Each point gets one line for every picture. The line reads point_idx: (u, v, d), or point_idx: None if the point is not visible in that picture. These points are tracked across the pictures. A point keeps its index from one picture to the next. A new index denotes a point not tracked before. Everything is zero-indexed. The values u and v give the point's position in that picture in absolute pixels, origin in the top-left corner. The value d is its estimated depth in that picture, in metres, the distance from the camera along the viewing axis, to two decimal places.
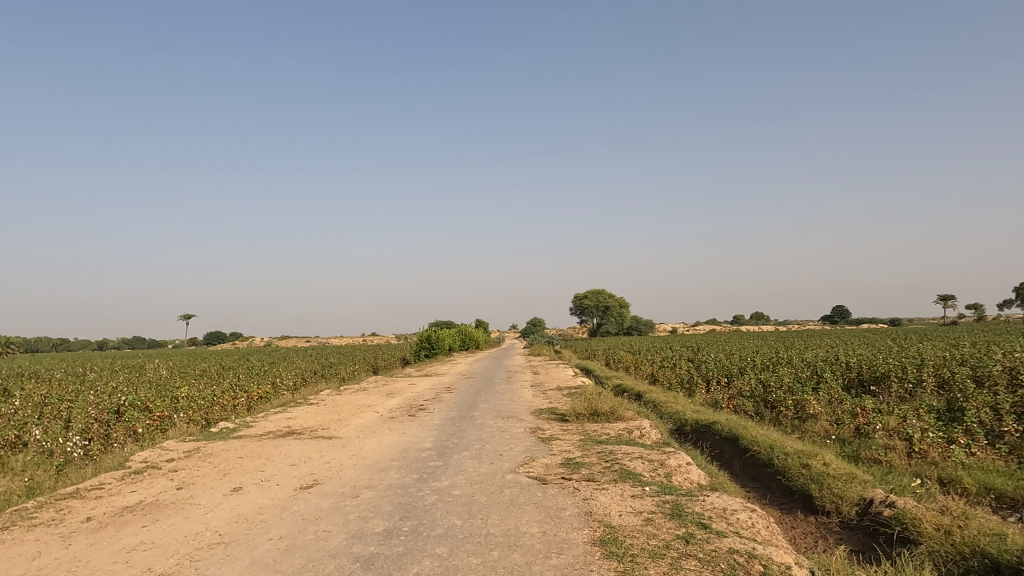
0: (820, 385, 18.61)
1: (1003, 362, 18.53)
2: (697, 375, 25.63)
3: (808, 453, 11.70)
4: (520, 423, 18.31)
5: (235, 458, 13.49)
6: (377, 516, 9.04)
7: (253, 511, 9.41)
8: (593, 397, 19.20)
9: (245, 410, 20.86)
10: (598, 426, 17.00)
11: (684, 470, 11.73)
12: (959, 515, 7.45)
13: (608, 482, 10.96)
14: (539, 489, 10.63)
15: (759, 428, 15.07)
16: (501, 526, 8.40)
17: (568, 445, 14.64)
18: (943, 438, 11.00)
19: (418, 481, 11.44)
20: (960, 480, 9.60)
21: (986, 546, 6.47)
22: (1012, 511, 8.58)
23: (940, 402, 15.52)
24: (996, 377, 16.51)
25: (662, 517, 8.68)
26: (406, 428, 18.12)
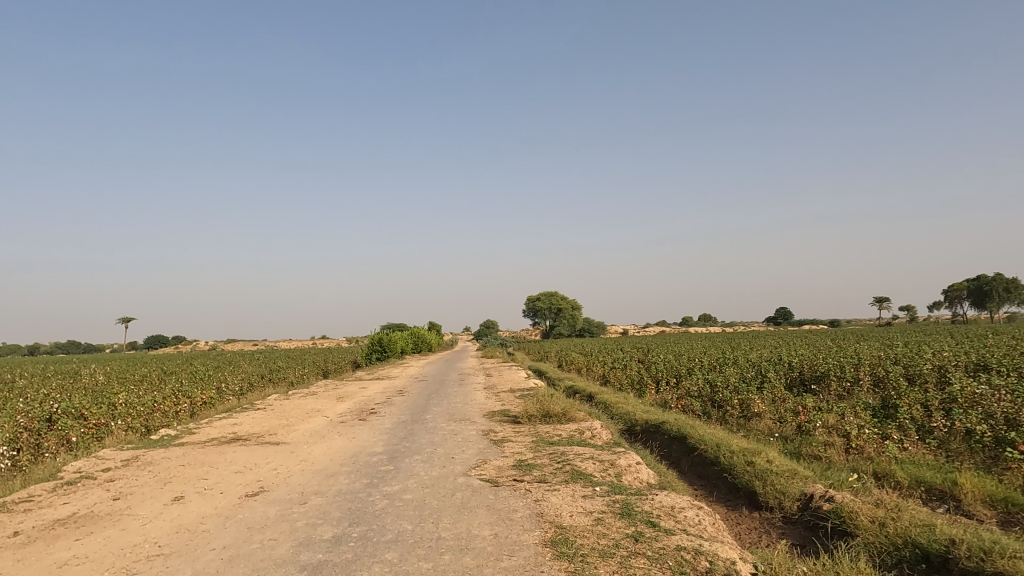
0: (766, 382, 13.89)
1: (936, 360, 14.09)
2: (656, 362, 20.38)
3: (753, 451, 8.85)
4: (475, 425, 13.38)
5: (386, 419, 14.87)
6: (328, 522, 6.50)
7: (448, 449, 10.90)
8: (547, 398, 14.06)
9: (336, 392, 22.11)
10: (552, 428, 12.44)
11: (635, 469, 8.93)
12: (894, 506, 5.92)
13: (559, 483, 8.25)
14: (492, 490, 8.00)
15: (740, 377, 14.77)
16: (453, 530, 6.08)
17: (522, 447, 10.84)
18: (877, 433, 8.37)
19: (369, 485, 8.45)
20: (903, 472, 7.17)
21: (919, 535, 5.14)
22: (942, 502, 6.41)
23: (874, 399, 11.54)
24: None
25: (612, 516, 6.58)
26: (463, 407, 16.51)
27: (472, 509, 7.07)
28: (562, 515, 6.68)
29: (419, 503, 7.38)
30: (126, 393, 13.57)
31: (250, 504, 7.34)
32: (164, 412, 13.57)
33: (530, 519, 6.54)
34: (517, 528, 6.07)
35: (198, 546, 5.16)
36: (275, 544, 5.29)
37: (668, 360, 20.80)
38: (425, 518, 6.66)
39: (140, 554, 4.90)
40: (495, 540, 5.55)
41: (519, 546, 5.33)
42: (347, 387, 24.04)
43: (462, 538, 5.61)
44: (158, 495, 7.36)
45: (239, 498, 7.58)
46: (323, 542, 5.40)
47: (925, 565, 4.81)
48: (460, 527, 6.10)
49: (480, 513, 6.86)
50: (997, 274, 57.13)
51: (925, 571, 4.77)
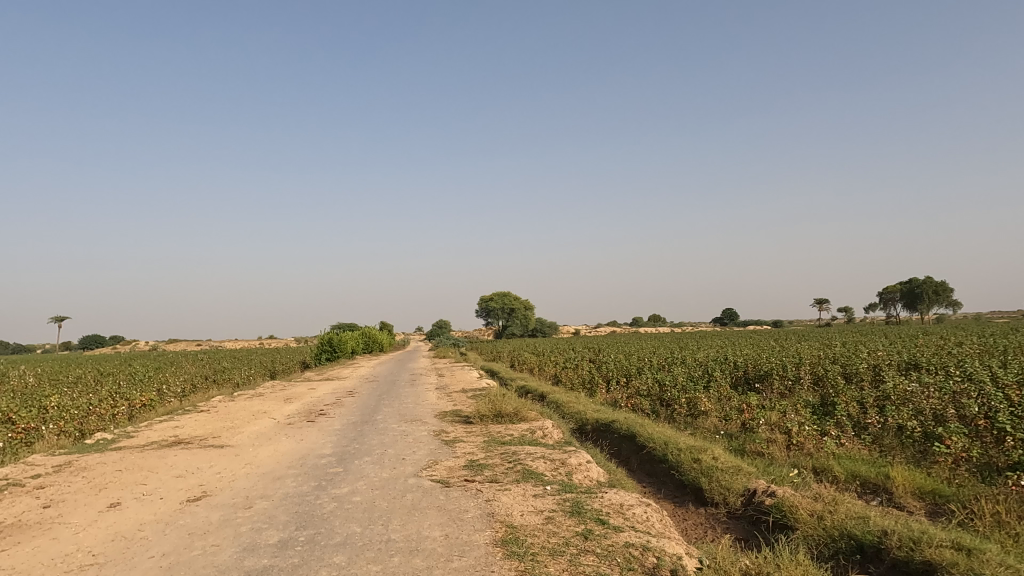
0: (712, 381, 14.27)
1: (871, 358, 14.83)
2: (605, 361, 20.67)
3: (700, 448, 9.02)
4: (426, 426, 13.26)
5: (336, 420, 14.63)
6: (274, 527, 6.32)
7: (400, 449, 10.81)
8: (499, 398, 13.92)
9: (282, 393, 21.52)
10: (503, 429, 12.43)
11: (585, 468, 9.00)
12: (831, 500, 6.13)
13: (511, 483, 8.24)
14: (443, 491, 7.92)
15: (687, 376, 15.15)
16: (403, 530, 6.00)
17: (473, 447, 10.81)
18: (816, 429, 8.70)
19: (317, 489, 8.24)
20: (841, 467, 7.43)
21: (855, 527, 5.32)
22: (875, 495, 6.69)
23: (814, 396, 12.05)
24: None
25: (563, 515, 6.63)
26: (414, 407, 16.30)
27: (423, 508, 7.03)
28: (514, 514, 6.70)
29: (368, 504, 7.27)
30: (54, 396, 12.83)
31: (190, 510, 7.07)
32: (99, 416, 12.93)
33: (482, 518, 6.57)
34: (470, 528, 6.06)
35: (138, 555, 4.91)
36: (218, 550, 5.12)
37: (618, 359, 21.08)
38: (376, 519, 6.59)
39: (73, 564, 4.68)
40: (448, 540, 5.52)
41: (468, 546, 5.31)
42: (293, 387, 23.40)
43: (412, 539, 5.56)
44: (92, 502, 7.03)
45: (178, 504, 7.29)
46: (269, 545, 5.24)
47: (860, 556, 4.99)
48: (411, 527, 6.06)
49: (431, 513, 6.83)
50: (927, 275, 59.96)
51: (859, 561, 4.94)
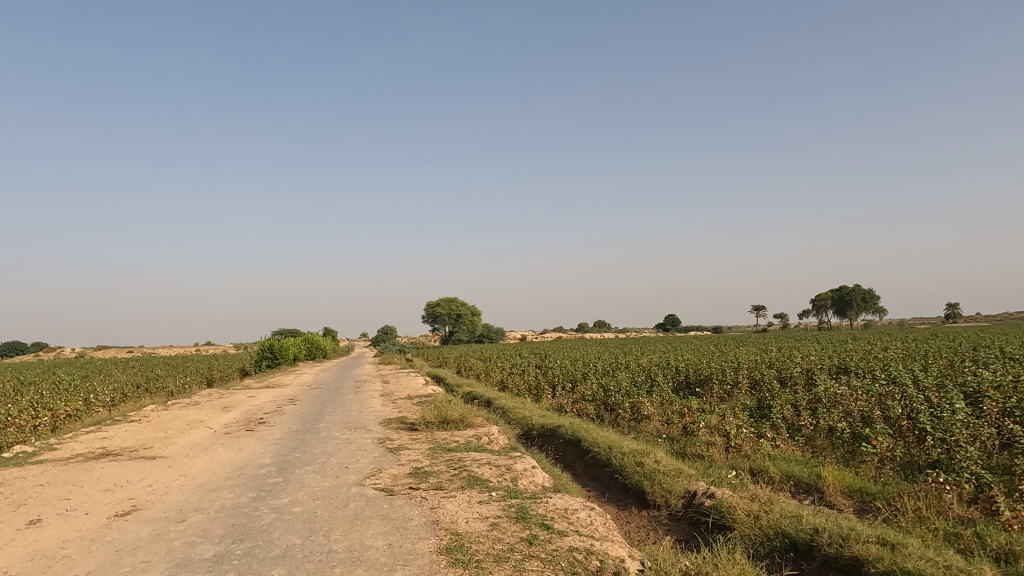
0: (652, 383, 14.09)
1: (804, 365, 15.50)
2: (550, 366, 20.46)
3: (645, 451, 7.50)
4: (371, 416, 12.07)
5: (280, 410, 14.10)
6: (212, 527, 5.13)
7: (346, 432, 10.03)
8: (444, 403, 10.83)
9: (218, 396, 20.13)
10: (448, 433, 9.72)
11: (532, 472, 7.11)
12: (766, 497, 5.43)
13: (456, 489, 6.31)
14: (386, 499, 5.92)
15: (628, 379, 14.84)
16: (346, 531, 4.94)
17: (419, 454, 8.18)
18: (754, 431, 8.16)
19: (255, 480, 6.92)
20: (776, 468, 6.83)
21: (788, 526, 4.70)
22: (807, 494, 6.19)
23: (751, 401, 12.09)
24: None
25: (495, 514, 5.43)
26: (364, 401, 15.30)
27: (363, 480, 6.75)
28: (459, 521, 5.16)
29: (318, 474, 7.06)
30: None
31: (119, 510, 5.83)
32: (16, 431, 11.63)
33: (429, 526, 5.01)
34: (403, 507, 5.64)
35: (48, 544, 4.87)
36: (147, 567, 4.23)
37: (562, 362, 21.07)
38: (324, 490, 6.32)
39: None
40: (384, 519, 5.25)
41: (410, 530, 4.90)
42: (231, 392, 21.91)
43: (355, 518, 5.26)
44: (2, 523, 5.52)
45: (109, 504, 6.06)
46: (199, 524, 5.22)
47: (793, 554, 4.46)
48: (345, 505, 5.70)
49: (368, 486, 6.49)
50: (855, 284, 63.53)
51: (793, 560, 4.42)
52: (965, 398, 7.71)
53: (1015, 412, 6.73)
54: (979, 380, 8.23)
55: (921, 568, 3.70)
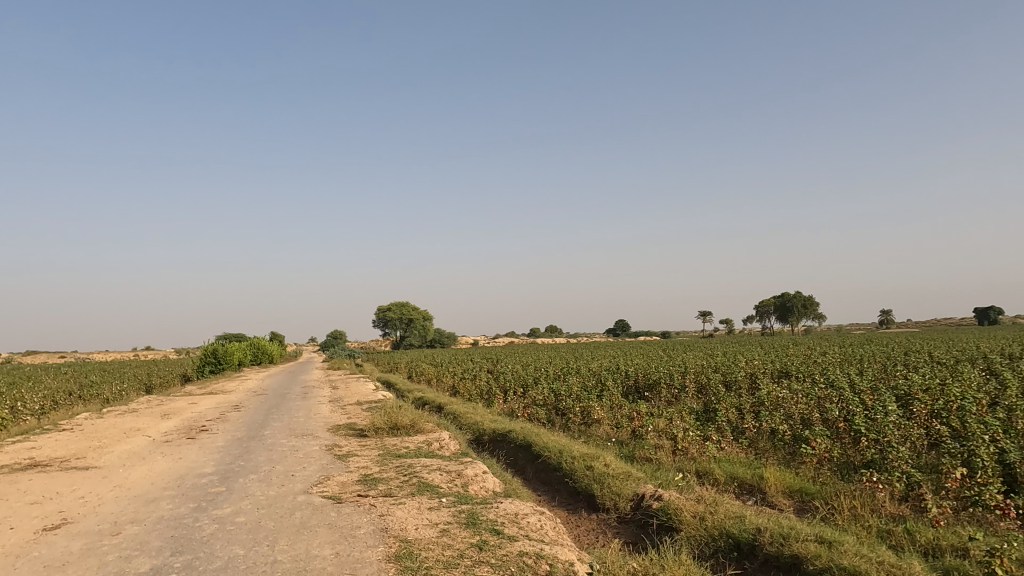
0: (602, 387, 14.27)
1: (748, 370, 15.97)
2: (501, 370, 20.50)
3: (594, 455, 7.61)
4: (320, 423, 11.82)
5: (223, 417, 13.65)
6: (148, 540, 4.91)
7: (293, 439, 9.80)
8: (395, 409, 10.69)
9: (157, 403, 19.33)
10: (399, 439, 9.59)
11: (483, 477, 7.10)
12: (711, 499, 5.56)
13: (405, 495, 6.23)
14: (334, 507, 5.80)
15: (580, 383, 14.91)
16: (291, 541, 4.81)
17: (368, 460, 8.06)
18: (700, 434, 8.35)
19: (196, 490, 6.67)
20: (721, 470, 7.00)
21: (733, 526, 4.83)
22: (750, 495, 6.36)
23: (698, 404, 12.37)
24: (997, 355, 14.03)
25: (445, 521, 5.39)
26: (312, 407, 14.97)
27: (310, 488, 6.59)
28: (408, 528, 5.10)
29: (262, 482, 6.87)
30: None
31: (44, 524, 5.52)
32: None
33: (378, 534, 4.94)
34: (351, 515, 5.53)
35: None
36: None
37: (514, 368, 21.07)
38: (269, 498, 6.16)
39: None
40: (330, 527, 5.15)
41: (359, 539, 4.82)
42: (171, 398, 21.08)
43: (302, 527, 5.14)
44: None
45: (34, 518, 5.73)
46: (134, 537, 5.01)
47: (736, 553, 4.58)
48: (291, 513, 5.57)
49: (315, 493, 6.35)
50: (797, 291, 65.90)
51: (736, 559, 4.54)
52: (896, 400, 8.13)
53: (940, 414, 7.12)
54: (908, 383, 8.67)
55: (856, 565, 3.84)
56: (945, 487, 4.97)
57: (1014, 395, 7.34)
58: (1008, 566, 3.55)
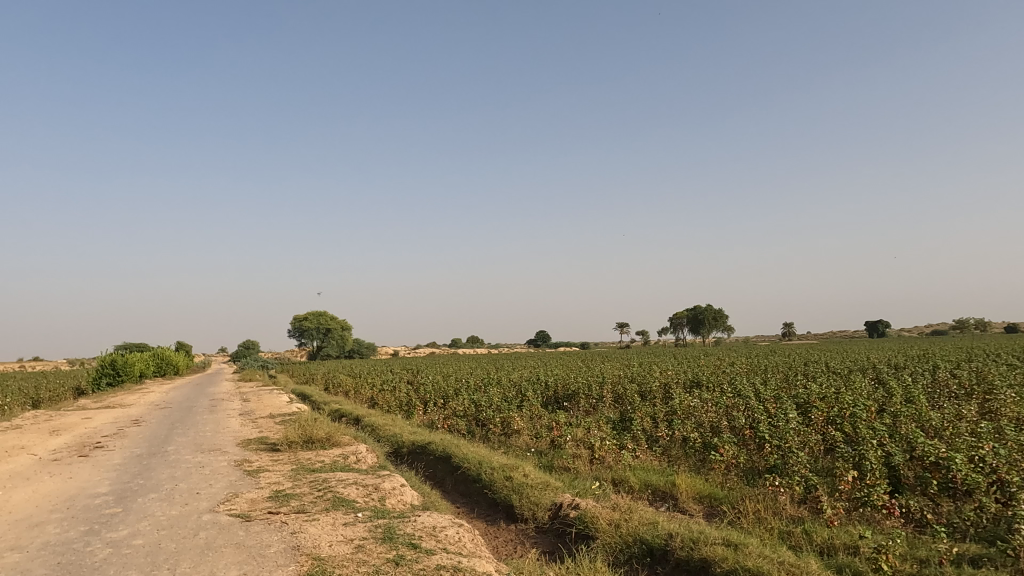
0: (523, 399, 14.29)
1: (663, 380, 16.47)
2: (421, 381, 20.19)
3: (514, 465, 7.63)
4: (228, 437, 11.23)
5: (121, 433, 12.77)
6: (31, 568, 4.51)
7: (198, 456, 9.25)
8: (309, 422, 10.32)
9: (45, 419, 17.85)
10: (313, 453, 9.26)
11: (400, 491, 6.96)
12: (627, 506, 5.68)
13: (320, 512, 6.02)
14: (241, 526, 5.53)
15: (501, 394, 14.93)
16: (192, 564, 4.54)
17: (280, 476, 7.75)
18: (616, 443, 8.51)
19: (86, 512, 6.17)
20: (636, 477, 7.18)
21: (649, 533, 4.95)
22: (663, 501, 6.56)
23: (615, 413, 12.63)
24: (884, 365, 15.17)
25: (362, 537, 5.21)
26: (220, 421, 14.24)
27: (216, 506, 6.28)
28: (322, 545, 4.94)
29: (164, 502, 6.48)
30: None
31: None
32: None
33: (289, 552, 4.76)
34: (260, 533, 5.31)
35: None
36: None
37: (434, 379, 20.87)
38: (170, 519, 5.81)
39: None
40: (238, 547, 4.93)
41: (268, 558, 4.63)
42: (61, 413, 19.52)
43: (207, 548, 4.89)
44: None
45: None
46: (16, 565, 4.61)
47: (649, 559, 4.72)
48: (195, 534, 5.27)
49: (222, 512, 6.05)
50: (708, 305, 69.00)
51: (649, 565, 4.67)
52: (796, 408, 8.63)
53: (835, 420, 7.62)
54: (807, 392, 9.20)
55: (759, 565, 4.04)
56: (839, 489, 5.31)
57: (899, 402, 7.95)
58: (892, 562, 3.83)
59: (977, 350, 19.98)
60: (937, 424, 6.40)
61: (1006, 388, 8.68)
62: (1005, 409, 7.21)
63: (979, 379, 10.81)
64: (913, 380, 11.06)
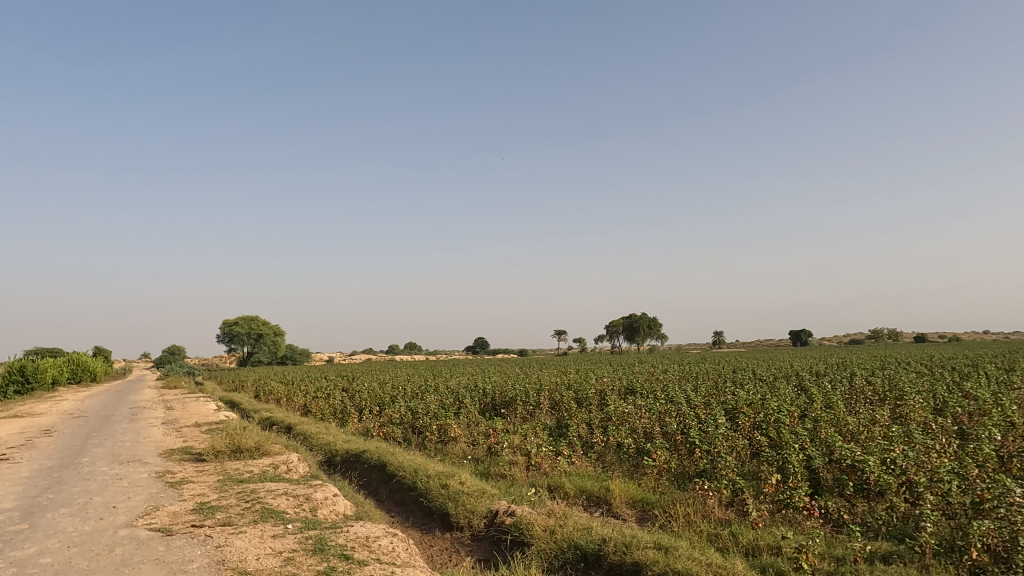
0: (460, 406, 14.21)
1: (598, 386, 16.73)
2: (357, 388, 19.78)
3: (449, 473, 7.58)
4: (148, 448, 10.64)
5: (28, 444, 11.93)
6: None
7: (115, 468, 8.73)
8: (237, 431, 9.94)
9: None
10: (242, 463, 8.90)
11: (332, 501, 6.79)
12: (561, 512, 5.73)
13: (246, 525, 5.80)
14: (161, 541, 5.26)
15: (437, 401, 14.81)
16: None
17: (204, 488, 7.43)
18: (552, 449, 8.57)
19: None
20: (571, 483, 7.26)
21: (581, 539, 5.00)
22: (598, 506, 6.66)
23: (551, 420, 12.75)
24: (806, 373, 15.90)
25: (292, 549, 5.04)
26: (139, 431, 13.53)
27: (134, 521, 5.95)
28: (249, 559, 4.76)
29: (76, 517, 6.10)
30: None
31: None
32: None
33: (213, 567, 4.58)
34: (182, 547, 5.08)
35: None
36: None
37: (370, 386, 20.49)
38: (82, 535, 5.47)
39: None
40: (157, 563, 4.69)
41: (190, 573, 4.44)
42: None
43: (122, 565, 4.62)
44: None
45: None
46: None
47: (583, 564, 4.78)
48: (110, 551, 4.99)
49: (141, 527, 5.74)
50: (643, 314, 70.60)
51: (583, 570, 4.74)
52: (725, 414, 8.95)
53: (761, 425, 7.93)
54: (735, 398, 9.55)
55: (688, 567, 4.15)
56: (763, 492, 5.54)
57: (819, 407, 8.35)
58: (810, 561, 4.01)
59: (890, 358, 21.21)
60: (854, 428, 6.77)
61: (915, 394, 9.26)
62: (914, 414, 7.67)
63: (890, 385, 11.47)
64: (832, 386, 11.64)
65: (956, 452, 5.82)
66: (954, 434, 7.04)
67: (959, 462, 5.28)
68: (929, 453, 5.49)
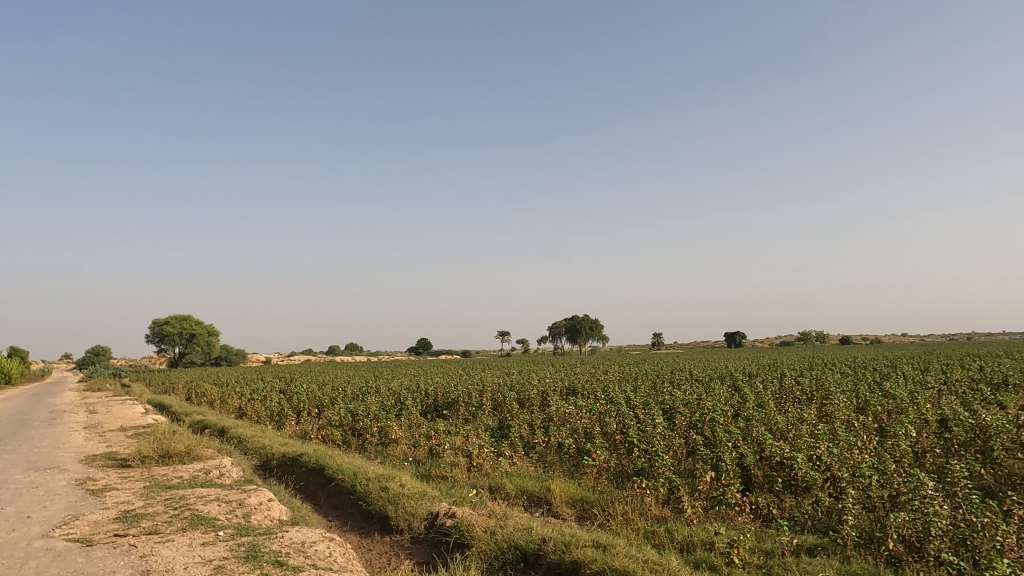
0: (402, 407, 14.07)
1: (540, 387, 16.87)
2: (294, 390, 19.29)
3: (390, 475, 7.48)
4: (69, 453, 10.06)
5: None
6: None
7: (30, 475, 8.20)
8: (166, 435, 9.49)
9: None
10: (170, 469, 8.52)
11: (266, 506, 6.58)
12: (501, 513, 5.74)
13: (173, 533, 5.56)
14: (80, 552, 4.99)
15: (378, 403, 14.60)
16: None
17: (128, 495, 7.07)
18: (494, 450, 8.56)
19: None
20: (512, 484, 7.29)
21: (523, 540, 5.03)
22: (538, 506, 6.70)
23: (493, 420, 12.78)
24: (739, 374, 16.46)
25: (222, 558, 4.87)
26: (58, 436, 12.77)
27: (51, 531, 5.62)
28: (176, 568, 4.58)
29: None
30: None
31: None
32: None
33: None
34: (103, 558, 4.83)
35: None
36: None
37: (308, 388, 20.04)
38: None
39: None
40: None
41: None
42: None
43: None
44: None
45: None
46: None
47: (523, 564, 4.81)
48: (23, 563, 4.70)
49: (58, 537, 5.43)
50: (585, 316, 71.62)
51: (523, 569, 4.77)
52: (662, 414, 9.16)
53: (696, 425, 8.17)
54: (672, 398, 9.79)
55: (625, 565, 4.24)
56: (697, 489, 5.72)
57: (750, 407, 8.66)
58: (741, 556, 4.15)
59: (815, 360, 22.27)
60: (784, 427, 7.05)
61: (839, 394, 9.71)
62: (838, 413, 8.05)
63: (817, 385, 11.97)
64: (763, 386, 12.10)
65: (876, 448, 6.15)
66: (874, 431, 7.41)
67: (878, 457, 5.58)
68: (850, 449, 5.78)
